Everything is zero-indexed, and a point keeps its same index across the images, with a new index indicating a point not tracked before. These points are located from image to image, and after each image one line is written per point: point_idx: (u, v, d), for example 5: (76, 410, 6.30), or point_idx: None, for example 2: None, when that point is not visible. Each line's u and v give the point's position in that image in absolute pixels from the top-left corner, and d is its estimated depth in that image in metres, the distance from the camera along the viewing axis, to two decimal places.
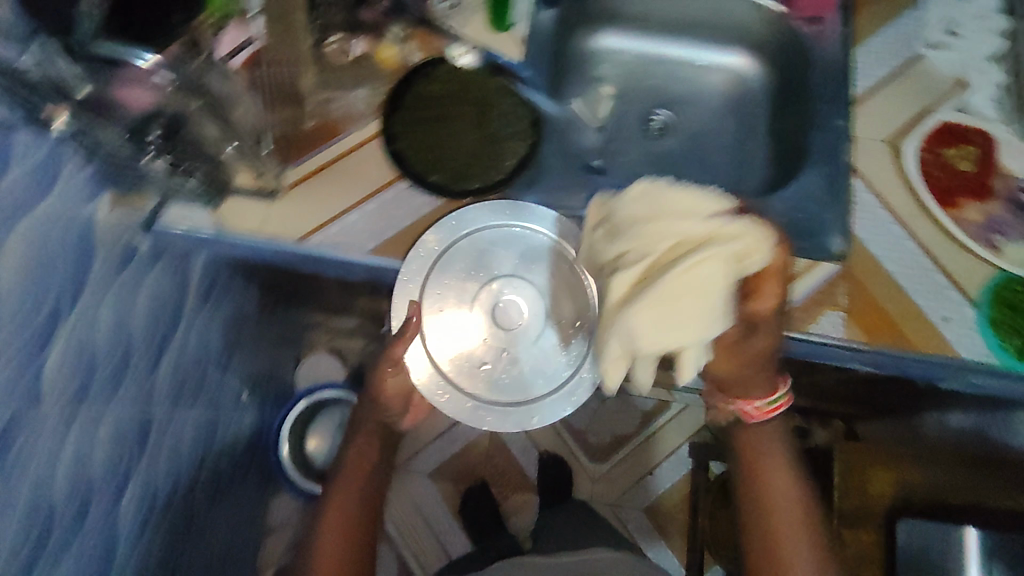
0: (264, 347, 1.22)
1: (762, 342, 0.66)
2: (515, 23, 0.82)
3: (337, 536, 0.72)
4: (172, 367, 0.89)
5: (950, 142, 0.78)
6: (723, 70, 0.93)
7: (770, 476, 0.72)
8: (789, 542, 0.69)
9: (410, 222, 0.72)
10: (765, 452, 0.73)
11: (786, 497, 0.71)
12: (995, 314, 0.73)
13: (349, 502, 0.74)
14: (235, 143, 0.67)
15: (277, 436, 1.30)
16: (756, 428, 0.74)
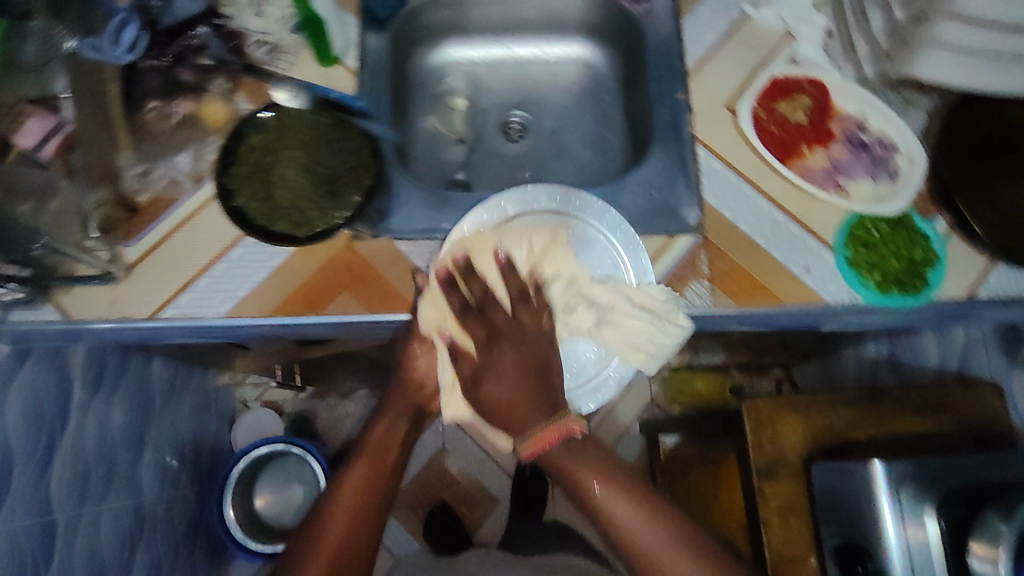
0: (181, 418, 1.17)
1: (492, 386, 0.66)
2: (339, 56, 0.78)
3: (341, 520, 0.66)
4: (69, 462, 0.85)
5: (783, 96, 0.79)
6: (569, 63, 0.94)
7: (608, 509, 0.62)
8: (662, 560, 0.61)
9: (261, 276, 0.71)
10: (587, 480, 0.63)
11: (624, 528, 0.62)
12: (853, 254, 0.73)
13: (365, 482, 0.69)
14: (48, 237, 0.63)
15: (220, 505, 1.25)
16: (559, 456, 0.64)
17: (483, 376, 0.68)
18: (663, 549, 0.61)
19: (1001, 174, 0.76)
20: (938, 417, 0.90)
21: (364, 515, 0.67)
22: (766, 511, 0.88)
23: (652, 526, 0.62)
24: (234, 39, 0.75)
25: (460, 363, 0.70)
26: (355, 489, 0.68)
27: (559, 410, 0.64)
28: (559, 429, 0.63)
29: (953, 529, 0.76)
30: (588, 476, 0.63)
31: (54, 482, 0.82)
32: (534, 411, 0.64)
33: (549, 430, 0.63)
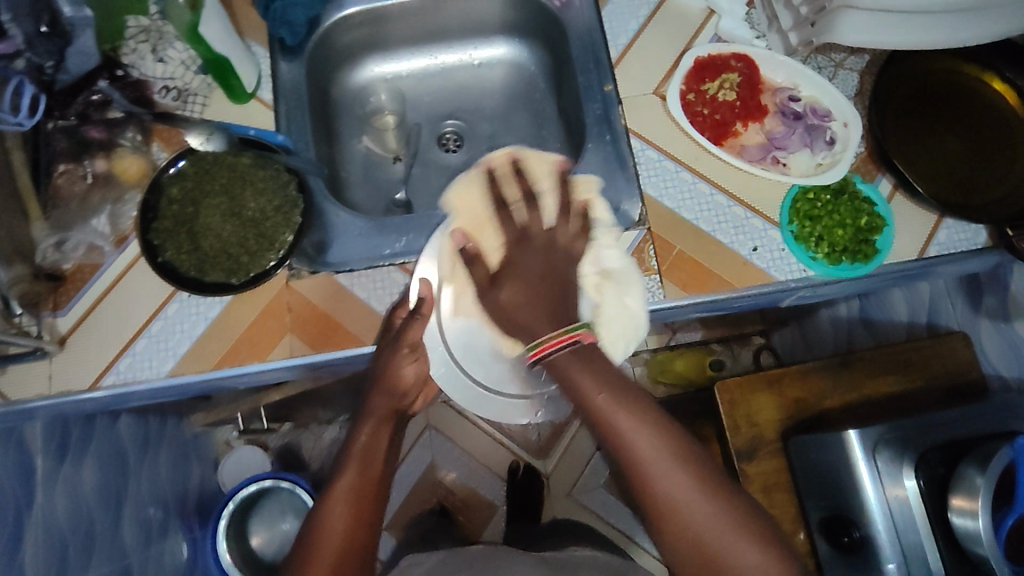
0: (173, 465, 1.07)
1: (513, 285, 0.62)
2: (253, 90, 0.76)
3: (337, 526, 0.59)
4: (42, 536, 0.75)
5: (710, 75, 0.78)
6: (495, 65, 0.92)
7: (612, 422, 0.55)
8: (658, 474, 0.53)
9: (199, 329, 0.68)
10: (590, 391, 0.56)
11: (627, 440, 0.54)
12: (800, 229, 0.72)
13: (354, 486, 0.60)
14: None
15: (215, 551, 1.11)
16: (568, 366, 0.58)
17: (504, 274, 0.63)
18: (667, 467, 0.53)
19: (942, 129, 0.76)
20: (912, 375, 0.88)
21: (365, 521, 0.60)
22: (751, 489, 0.89)
23: (658, 444, 0.54)
24: (139, 90, 0.73)
25: (476, 267, 0.66)
26: (349, 495, 0.60)
27: (568, 321, 0.59)
28: (573, 335, 0.58)
29: (931, 486, 0.73)
30: (593, 388, 0.56)
31: (26, 561, 0.72)
32: (545, 318, 0.59)
33: (566, 333, 0.58)
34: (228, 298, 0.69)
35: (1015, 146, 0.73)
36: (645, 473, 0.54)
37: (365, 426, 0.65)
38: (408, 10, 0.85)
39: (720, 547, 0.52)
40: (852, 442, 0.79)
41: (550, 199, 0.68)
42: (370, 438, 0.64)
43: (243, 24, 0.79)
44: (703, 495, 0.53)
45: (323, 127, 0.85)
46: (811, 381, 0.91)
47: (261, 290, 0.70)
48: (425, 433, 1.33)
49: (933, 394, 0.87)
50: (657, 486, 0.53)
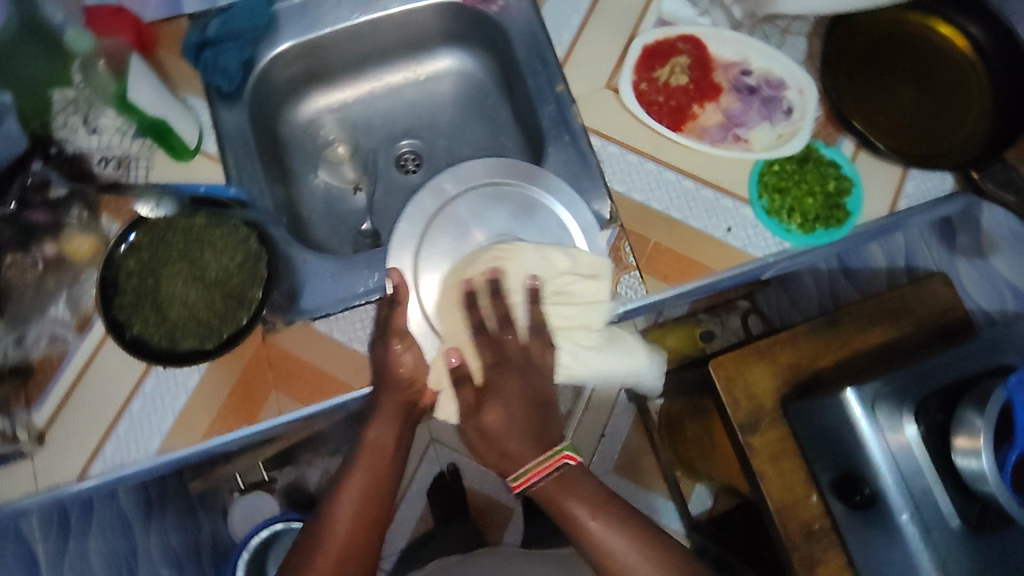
0: None
1: (497, 409, 0.60)
2: (196, 146, 0.73)
3: (342, 533, 0.59)
4: None
5: (659, 61, 0.77)
6: (442, 77, 0.90)
7: (603, 546, 0.59)
8: None
9: (183, 401, 0.66)
10: (584, 515, 0.60)
11: (620, 560, 0.59)
12: (770, 202, 0.72)
13: (370, 482, 0.62)
14: None
15: None
16: (551, 490, 0.60)
17: (484, 396, 0.61)
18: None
19: (896, 82, 0.76)
20: (899, 322, 0.85)
21: (373, 506, 0.61)
22: (758, 463, 0.81)
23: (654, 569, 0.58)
24: (77, 164, 0.71)
25: (464, 389, 0.63)
26: (355, 506, 0.61)
27: (551, 443, 0.60)
28: (552, 463, 0.59)
29: (931, 431, 0.72)
30: (582, 512, 0.59)
31: None
32: (529, 441, 0.59)
33: (548, 462, 0.59)
34: (206, 365, 0.67)
35: (968, 93, 0.75)
36: None
37: (374, 423, 0.64)
38: (343, 37, 0.82)
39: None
40: (851, 402, 0.75)
41: (521, 311, 0.66)
42: (375, 440, 0.64)
43: (175, 77, 0.76)
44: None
45: (275, 169, 0.83)
46: (803, 342, 0.85)
47: (240, 349, 0.68)
48: (430, 449, 1.28)
49: (923, 336, 0.85)
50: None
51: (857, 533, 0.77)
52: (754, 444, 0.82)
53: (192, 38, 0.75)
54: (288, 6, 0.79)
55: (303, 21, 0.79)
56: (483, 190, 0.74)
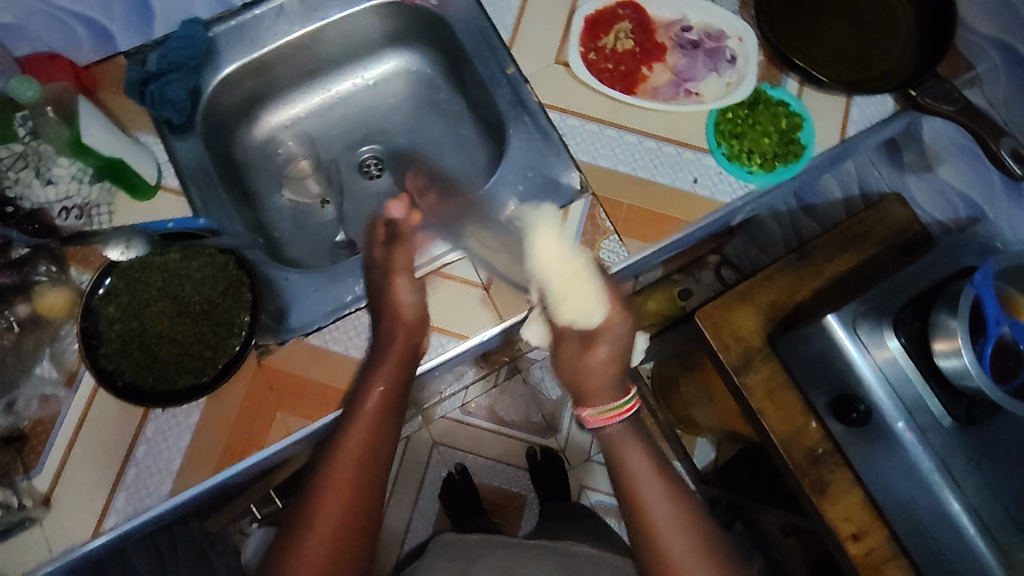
0: None
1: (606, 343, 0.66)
2: (157, 181, 0.73)
3: (334, 499, 0.57)
4: None
5: (602, 30, 0.79)
6: (392, 80, 0.91)
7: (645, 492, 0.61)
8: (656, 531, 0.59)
9: (188, 439, 0.65)
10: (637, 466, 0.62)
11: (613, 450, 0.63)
12: (729, 148, 0.75)
13: (349, 498, 0.57)
14: None
15: None
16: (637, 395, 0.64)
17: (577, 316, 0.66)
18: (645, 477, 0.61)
19: (827, 16, 0.80)
20: (864, 245, 0.88)
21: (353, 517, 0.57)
22: (757, 402, 0.84)
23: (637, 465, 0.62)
24: (37, 220, 0.69)
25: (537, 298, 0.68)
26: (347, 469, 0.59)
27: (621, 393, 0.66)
28: (620, 410, 0.65)
29: (911, 339, 0.75)
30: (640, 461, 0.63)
31: None
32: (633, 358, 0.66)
33: (617, 409, 0.65)
34: (205, 399, 0.66)
35: (893, 20, 0.79)
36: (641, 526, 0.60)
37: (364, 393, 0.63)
38: (286, 53, 0.82)
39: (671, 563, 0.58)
40: (833, 325, 0.77)
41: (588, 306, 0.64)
42: (363, 407, 0.62)
43: (124, 119, 0.75)
44: (669, 514, 0.60)
45: (239, 193, 0.82)
46: (782, 277, 0.87)
47: (236, 378, 0.67)
48: (435, 452, 1.29)
49: (889, 255, 0.88)
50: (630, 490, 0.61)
51: (859, 449, 0.80)
52: (751, 386, 0.84)
53: (134, 73, 0.73)
54: (226, 29, 0.78)
55: (243, 42, 0.79)
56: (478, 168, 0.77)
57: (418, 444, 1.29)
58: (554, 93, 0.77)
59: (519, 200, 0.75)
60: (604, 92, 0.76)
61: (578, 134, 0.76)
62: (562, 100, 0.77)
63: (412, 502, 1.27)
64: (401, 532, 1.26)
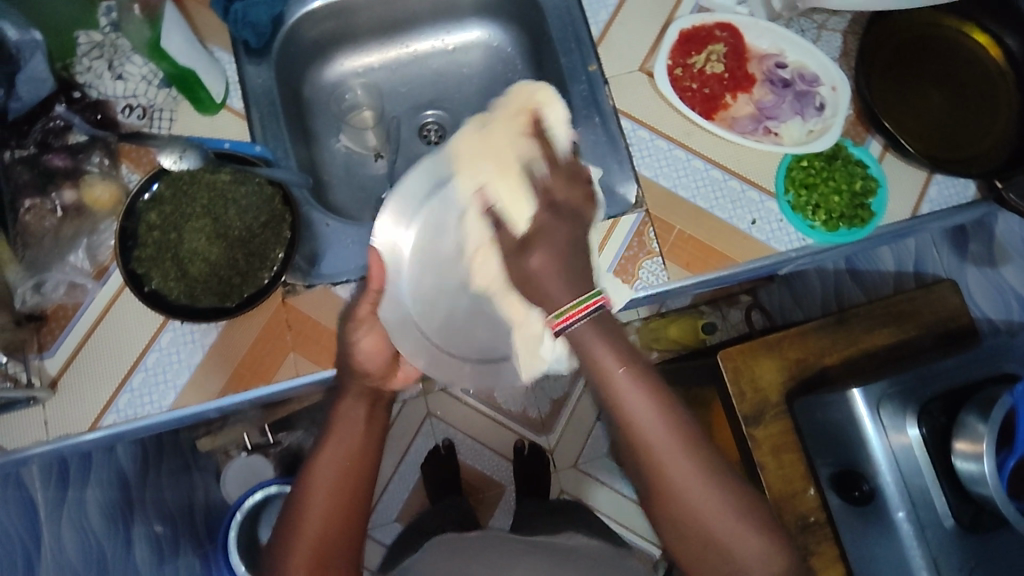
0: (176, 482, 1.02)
1: (540, 253, 0.56)
2: (222, 100, 0.72)
3: (328, 505, 0.58)
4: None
5: (694, 48, 0.77)
6: (471, 48, 0.90)
7: (625, 398, 0.55)
8: (648, 432, 0.55)
9: (200, 357, 0.66)
10: (610, 366, 0.55)
11: (587, 344, 0.55)
12: (796, 198, 0.72)
13: (338, 474, 0.59)
14: None
15: (229, 562, 0.96)
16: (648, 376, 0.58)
17: (535, 239, 0.57)
18: (632, 386, 0.55)
19: (923, 87, 0.78)
20: (905, 325, 0.85)
21: (348, 488, 0.59)
22: (760, 455, 0.82)
23: (628, 365, 0.55)
24: (100, 110, 0.70)
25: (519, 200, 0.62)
26: (339, 475, 0.59)
27: (587, 285, 0.54)
28: (588, 307, 0.53)
29: (933, 434, 0.71)
30: (609, 364, 0.55)
31: None
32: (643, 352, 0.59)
33: (585, 305, 0.53)
34: (224, 324, 0.67)
35: (995, 101, 0.76)
36: (629, 427, 0.55)
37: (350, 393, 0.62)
38: None
39: (662, 450, 0.55)
40: (856, 401, 0.74)
41: (504, 199, 0.63)
42: (344, 415, 0.62)
43: (202, 30, 0.75)
44: (654, 416, 0.55)
45: (298, 128, 0.82)
46: (815, 337, 0.84)
47: (257, 310, 0.68)
48: (426, 423, 1.29)
49: (928, 341, 0.85)
50: (616, 402, 0.55)
51: (854, 525, 0.78)
52: (757, 439, 0.83)
53: None
54: None
55: None
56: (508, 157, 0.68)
57: (412, 411, 1.29)
58: (631, 100, 0.76)
59: None
60: (683, 109, 0.75)
61: (645, 146, 0.74)
62: (640, 109, 0.75)
63: (393, 466, 1.28)
64: (377, 492, 1.27)
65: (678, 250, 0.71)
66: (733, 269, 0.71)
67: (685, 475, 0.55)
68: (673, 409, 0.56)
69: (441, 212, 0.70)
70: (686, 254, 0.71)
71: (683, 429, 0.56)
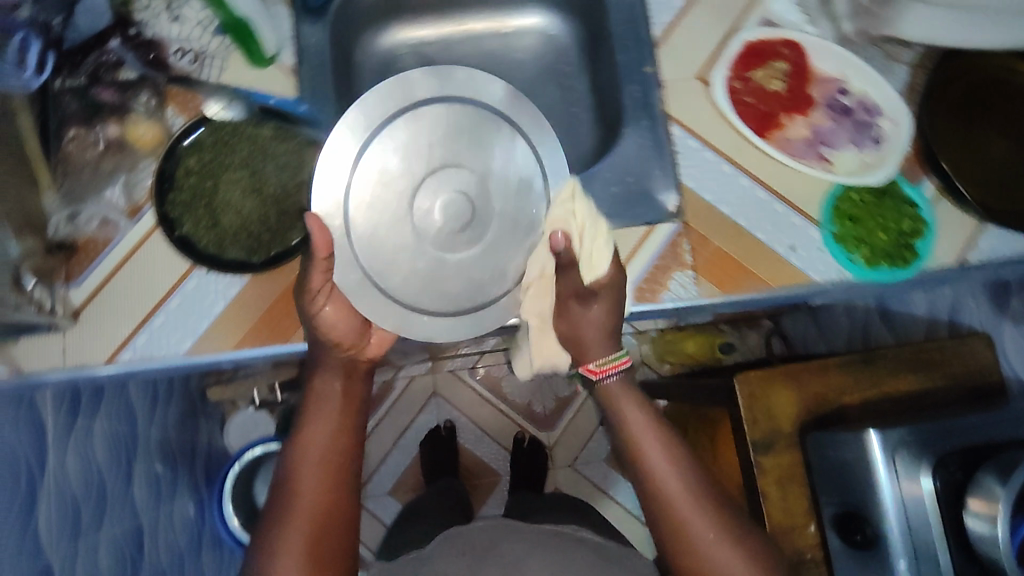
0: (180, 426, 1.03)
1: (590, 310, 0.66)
2: (274, 54, 0.72)
3: (319, 482, 0.59)
4: (59, 500, 0.68)
5: (756, 63, 0.75)
6: (528, 33, 0.88)
7: (640, 437, 0.66)
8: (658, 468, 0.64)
9: (222, 307, 0.66)
10: (631, 411, 0.67)
11: (617, 395, 0.68)
12: (840, 230, 0.70)
13: (329, 444, 0.61)
14: None
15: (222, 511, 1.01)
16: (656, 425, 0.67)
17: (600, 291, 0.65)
18: (647, 428, 0.66)
19: (986, 131, 0.74)
20: (931, 374, 0.83)
21: (337, 460, 0.61)
22: (763, 484, 0.81)
23: (649, 419, 0.67)
24: (154, 50, 0.70)
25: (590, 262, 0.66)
26: (328, 446, 0.61)
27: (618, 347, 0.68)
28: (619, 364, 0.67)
29: (946, 489, 0.68)
30: (630, 409, 0.67)
31: (40, 524, 0.65)
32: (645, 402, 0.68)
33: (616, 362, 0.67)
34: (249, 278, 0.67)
35: None
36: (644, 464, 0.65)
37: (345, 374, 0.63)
38: None
39: (668, 484, 0.64)
40: (871, 444, 0.71)
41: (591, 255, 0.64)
42: (318, 391, 0.63)
43: None
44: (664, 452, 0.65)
45: (346, 91, 0.82)
46: (838, 373, 0.83)
47: (282, 270, 0.67)
48: (431, 401, 1.29)
49: (953, 393, 0.82)
50: (636, 442, 0.66)
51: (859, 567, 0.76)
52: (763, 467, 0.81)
53: None
54: None
55: None
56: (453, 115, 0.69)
57: (418, 388, 1.29)
58: (685, 106, 0.74)
59: (610, 201, 0.73)
60: (736, 123, 0.73)
61: (692, 156, 0.72)
62: (692, 117, 0.74)
63: (392, 441, 1.28)
64: (374, 463, 1.27)
65: (711, 266, 0.69)
66: (765, 294, 0.69)
67: (698, 513, 0.62)
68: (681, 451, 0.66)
69: (416, 141, 0.68)
70: (719, 271, 0.69)
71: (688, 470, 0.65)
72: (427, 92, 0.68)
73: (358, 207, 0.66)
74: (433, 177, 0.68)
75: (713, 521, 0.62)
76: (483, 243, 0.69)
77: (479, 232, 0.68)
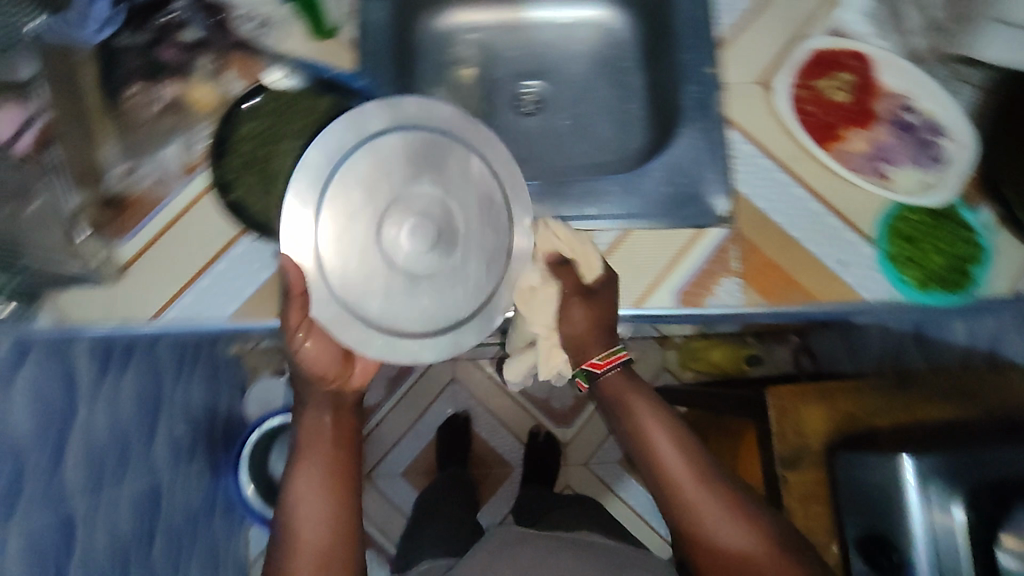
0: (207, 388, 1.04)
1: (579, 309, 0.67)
2: (336, 26, 0.73)
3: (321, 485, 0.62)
4: (83, 452, 0.67)
5: (821, 73, 0.74)
6: (587, 26, 0.88)
7: (652, 440, 0.67)
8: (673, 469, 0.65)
9: (268, 274, 0.66)
10: (642, 412, 0.68)
11: (626, 397, 0.69)
12: (895, 250, 0.68)
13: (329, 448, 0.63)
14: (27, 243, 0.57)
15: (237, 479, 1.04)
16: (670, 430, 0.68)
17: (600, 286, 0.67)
18: (660, 431, 0.67)
19: None
20: (969, 404, 0.79)
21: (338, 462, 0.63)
22: (787, 499, 0.80)
23: (661, 421, 0.68)
24: (219, 14, 0.72)
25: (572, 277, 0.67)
26: (322, 462, 0.62)
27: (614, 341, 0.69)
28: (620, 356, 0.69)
29: (982, 522, 0.63)
30: (641, 411, 0.68)
31: (68, 475, 0.64)
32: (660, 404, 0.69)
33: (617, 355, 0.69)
34: None
35: None
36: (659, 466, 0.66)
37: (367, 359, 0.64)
38: None
39: (684, 484, 0.65)
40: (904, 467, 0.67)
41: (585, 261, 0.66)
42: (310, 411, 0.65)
43: None
44: (677, 454, 0.66)
45: (403, 70, 0.82)
46: (869, 396, 0.83)
47: None
48: (450, 387, 1.30)
49: None
50: (650, 442, 0.67)
51: None
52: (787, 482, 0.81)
53: None
54: None
55: None
56: (413, 139, 0.62)
57: (439, 373, 1.30)
58: (745, 110, 0.73)
59: (660, 201, 0.72)
60: (797, 130, 0.72)
61: (748, 161, 0.71)
62: (750, 121, 0.73)
63: (408, 423, 1.29)
64: (389, 443, 1.28)
65: (759, 275, 0.68)
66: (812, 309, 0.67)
67: (716, 513, 0.63)
68: (695, 453, 0.67)
69: (378, 170, 0.60)
70: (768, 280, 0.68)
71: (702, 470, 0.65)
72: (382, 120, 0.61)
73: (326, 245, 0.59)
74: (395, 204, 0.60)
75: (732, 523, 0.63)
76: (452, 267, 0.61)
77: (448, 252, 0.60)
